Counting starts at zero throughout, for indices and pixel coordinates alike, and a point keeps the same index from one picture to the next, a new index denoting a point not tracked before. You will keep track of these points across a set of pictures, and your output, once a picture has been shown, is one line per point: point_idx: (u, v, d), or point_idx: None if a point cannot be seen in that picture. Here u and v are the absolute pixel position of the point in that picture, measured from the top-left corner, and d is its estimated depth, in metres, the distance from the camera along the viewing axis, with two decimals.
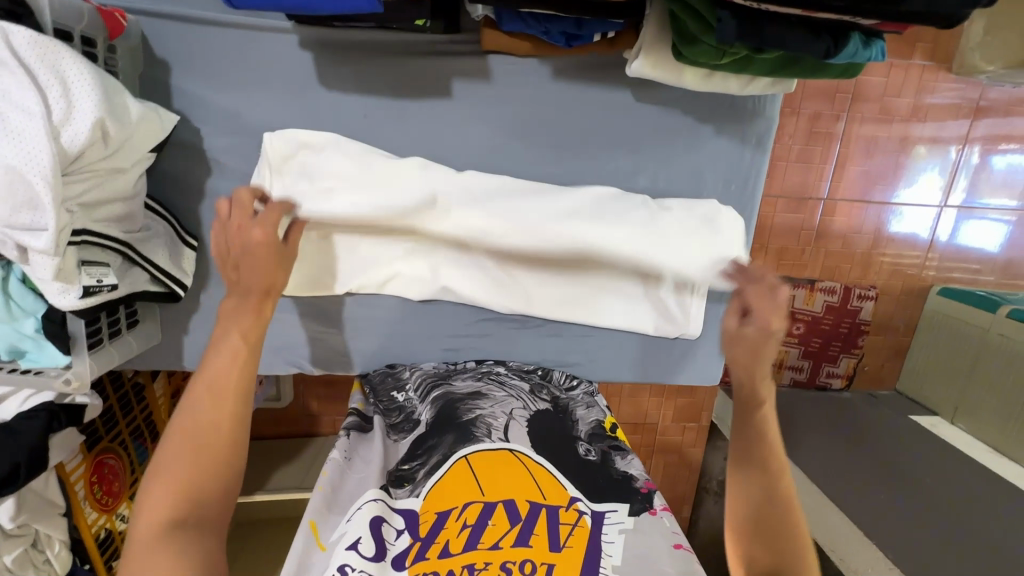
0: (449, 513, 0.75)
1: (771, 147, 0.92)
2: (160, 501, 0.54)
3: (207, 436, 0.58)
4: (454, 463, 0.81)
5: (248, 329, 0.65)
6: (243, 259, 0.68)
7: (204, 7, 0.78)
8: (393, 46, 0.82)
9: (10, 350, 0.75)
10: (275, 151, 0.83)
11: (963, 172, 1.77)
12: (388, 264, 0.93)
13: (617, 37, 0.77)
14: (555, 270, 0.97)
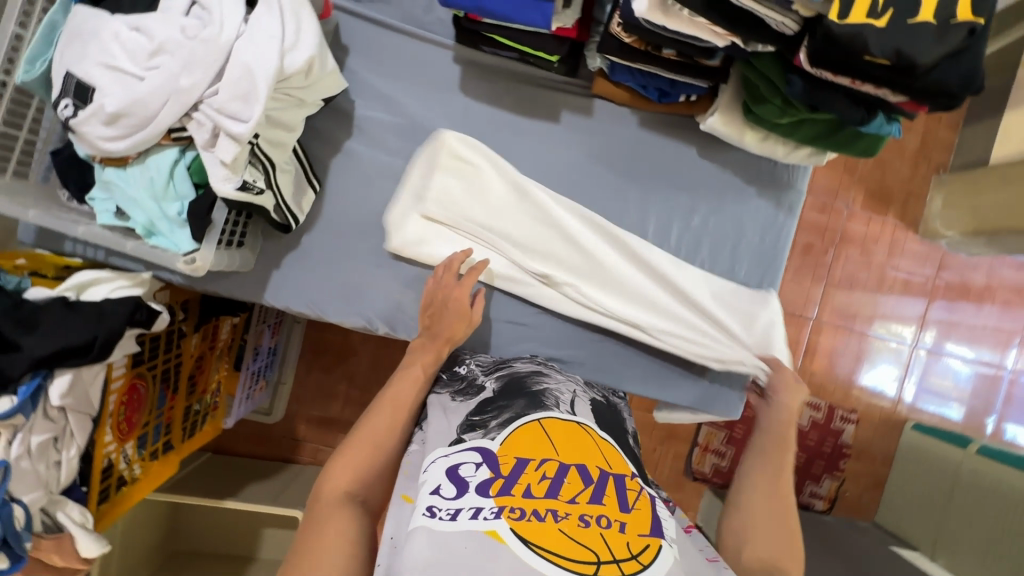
0: (529, 459, 0.66)
1: (800, 214, 1.12)
2: (339, 469, 0.73)
3: (378, 440, 0.76)
4: (527, 422, 0.71)
5: (427, 363, 0.86)
6: (444, 314, 0.91)
7: (390, 17, 1.02)
8: (524, 76, 1.05)
9: (147, 226, 0.85)
10: (439, 148, 1.02)
11: (920, 347, 2.01)
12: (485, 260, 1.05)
13: (697, 100, 1.01)
14: (620, 283, 1.09)
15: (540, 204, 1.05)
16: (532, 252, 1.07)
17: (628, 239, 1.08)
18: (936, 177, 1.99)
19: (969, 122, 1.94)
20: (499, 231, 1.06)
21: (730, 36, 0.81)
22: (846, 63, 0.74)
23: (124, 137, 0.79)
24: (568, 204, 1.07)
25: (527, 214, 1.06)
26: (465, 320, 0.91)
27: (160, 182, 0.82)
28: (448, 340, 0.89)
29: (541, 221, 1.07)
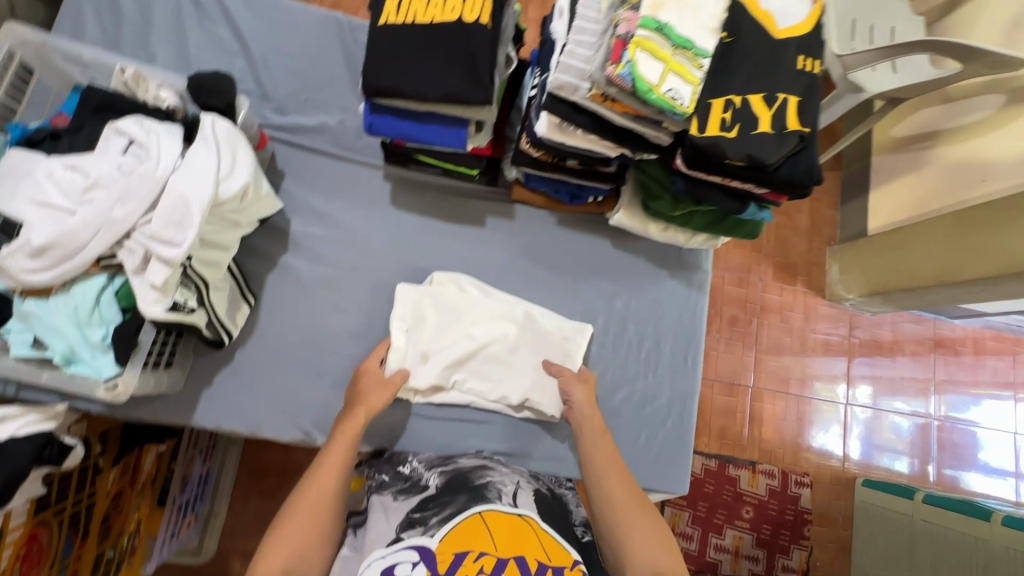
0: (467, 552, 0.66)
1: (710, 290, 1.24)
2: (278, 546, 0.70)
3: (322, 503, 0.74)
4: (466, 516, 0.71)
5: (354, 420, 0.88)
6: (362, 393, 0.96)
7: (323, 144, 1.12)
8: (449, 188, 1.16)
9: (66, 354, 0.83)
10: (399, 302, 1.06)
11: (853, 402, 2.13)
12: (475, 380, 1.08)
13: (603, 200, 1.15)
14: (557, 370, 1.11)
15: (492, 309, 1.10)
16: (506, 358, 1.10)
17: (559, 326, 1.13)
18: (830, 248, 2.22)
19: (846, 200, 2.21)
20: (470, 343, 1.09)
21: (619, 148, 0.96)
22: (712, 163, 0.89)
23: (49, 268, 0.79)
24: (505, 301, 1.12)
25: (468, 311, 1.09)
26: (389, 388, 0.97)
27: (85, 309, 0.82)
28: (366, 412, 0.91)
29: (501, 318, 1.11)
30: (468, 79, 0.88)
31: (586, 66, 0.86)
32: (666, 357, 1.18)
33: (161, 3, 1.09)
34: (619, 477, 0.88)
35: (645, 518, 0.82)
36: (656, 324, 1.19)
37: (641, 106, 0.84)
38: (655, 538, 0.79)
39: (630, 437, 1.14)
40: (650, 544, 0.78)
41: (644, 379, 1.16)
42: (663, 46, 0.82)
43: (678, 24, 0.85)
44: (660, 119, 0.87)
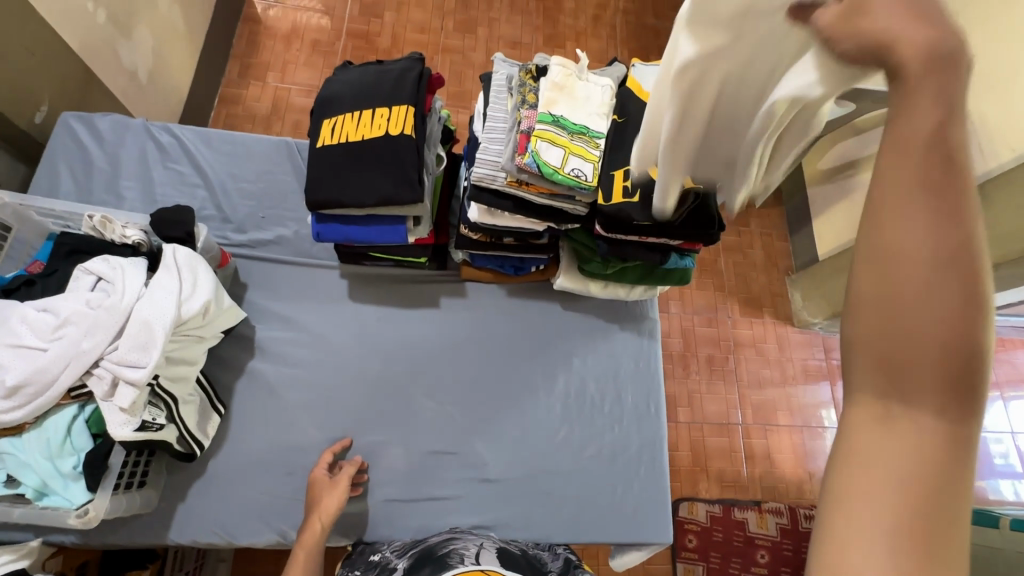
0: None
1: (661, 336, 1.30)
2: None
3: None
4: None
5: (305, 545, 0.94)
6: (314, 504, 0.99)
7: (282, 254, 1.22)
8: (403, 276, 1.25)
9: (38, 488, 0.86)
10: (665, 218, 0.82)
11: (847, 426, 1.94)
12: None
13: (545, 268, 1.25)
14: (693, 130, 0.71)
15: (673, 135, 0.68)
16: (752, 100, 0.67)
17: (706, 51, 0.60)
18: (789, 278, 2.13)
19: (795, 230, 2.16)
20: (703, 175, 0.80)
21: (544, 222, 1.06)
22: (626, 225, 0.99)
23: (20, 406, 0.85)
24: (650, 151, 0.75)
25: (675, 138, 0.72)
26: (340, 488, 1.00)
27: (56, 441, 0.86)
28: (321, 519, 0.97)
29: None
30: (399, 183, 0.99)
31: (499, 159, 0.98)
32: (629, 405, 1.23)
33: (128, 152, 1.23)
34: (907, 189, 0.30)
35: (938, 318, 0.30)
36: (616, 375, 1.25)
37: (552, 185, 0.96)
38: (935, 389, 0.30)
39: (605, 492, 1.15)
40: (907, 398, 0.31)
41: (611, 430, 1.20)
42: (560, 134, 0.95)
43: (571, 114, 0.98)
44: (572, 193, 0.98)
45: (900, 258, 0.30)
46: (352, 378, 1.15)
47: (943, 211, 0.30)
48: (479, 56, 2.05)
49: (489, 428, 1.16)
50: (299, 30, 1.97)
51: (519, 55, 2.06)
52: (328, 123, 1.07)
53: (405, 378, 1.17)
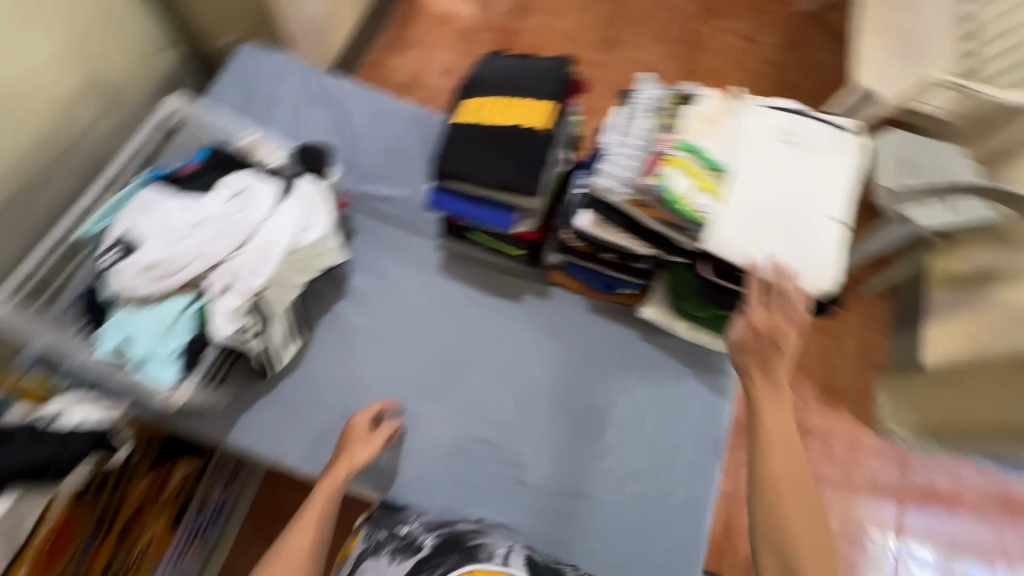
0: None
1: (734, 397, 1.23)
2: None
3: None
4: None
5: (330, 485, 0.96)
6: (348, 446, 1.02)
7: (391, 213, 1.29)
8: (494, 263, 1.27)
9: (141, 358, 0.94)
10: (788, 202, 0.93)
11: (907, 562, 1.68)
12: (809, 158, 0.97)
13: (634, 293, 1.22)
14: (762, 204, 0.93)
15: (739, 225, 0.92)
16: (800, 221, 0.92)
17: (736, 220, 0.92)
18: (879, 378, 1.85)
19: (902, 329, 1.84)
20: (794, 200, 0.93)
21: (649, 247, 1.04)
22: (731, 270, 0.97)
23: (149, 284, 0.95)
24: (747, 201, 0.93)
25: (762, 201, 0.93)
26: (374, 441, 1.03)
27: (166, 324, 0.95)
28: (349, 463, 1.00)
29: (736, 218, 0.92)
30: (521, 174, 1.02)
31: (624, 174, 0.97)
32: (682, 457, 1.17)
33: (286, 89, 1.34)
34: (781, 482, 0.73)
35: (801, 546, 0.70)
36: (678, 419, 1.20)
37: (670, 214, 0.93)
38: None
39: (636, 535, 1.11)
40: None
41: (659, 475, 1.15)
42: (695, 164, 0.93)
43: (712, 148, 0.95)
44: (687, 227, 0.95)
45: (781, 521, 0.72)
46: (422, 346, 1.19)
47: (804, 500, 0.73)
48: (614, 75, 2.06)
49: (536, 434, 1.15)
50: (452, 15, 2.07)
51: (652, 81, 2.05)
52: (470, 103, 1.12)
53: (471, 358, 1.19)
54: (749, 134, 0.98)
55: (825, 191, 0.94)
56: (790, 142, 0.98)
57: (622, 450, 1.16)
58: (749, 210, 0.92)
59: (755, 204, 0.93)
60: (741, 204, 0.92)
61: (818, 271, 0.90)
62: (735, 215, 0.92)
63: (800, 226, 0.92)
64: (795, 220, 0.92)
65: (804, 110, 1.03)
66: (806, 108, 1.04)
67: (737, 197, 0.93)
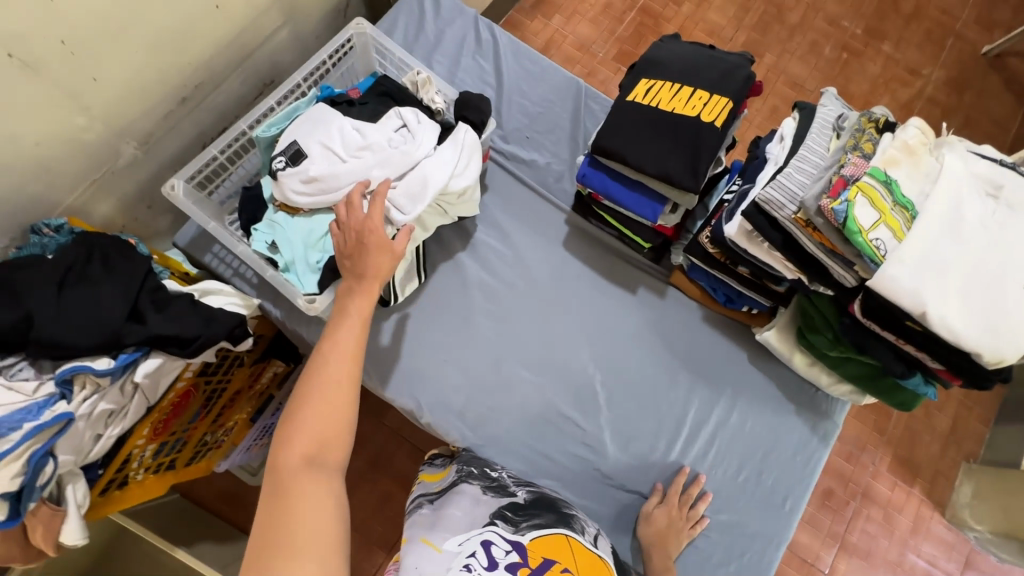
0: (553, 562, 0.83)
1: (833, 446, 1.17)
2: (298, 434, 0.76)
3: (337, 400, 0.79)
4: (558, 534, 0.87)
5: (363, 307, 0.86)
6: (360, 249, 0.88)
7: (527, 176, 1.29)
8: (617, 250, 1.25)
9: (286, 262, 1.01)
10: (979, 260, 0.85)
11: None
12: (1013, 219, 0.88)
13: (756, 314, 1.17)
14: (953, 255, 0.84)
15: (926, 270, 0.83)
16: (992, 285, 0.84)
17: (922, 264, 0.83)
18: (965, 465, 1.67)
19: (1007, 420, 1.65)
20: (987, 260, 0.85)
21: (798, 273, 0.98)
22: (891, 318, 0.90)
23: (310, 195, 1.00)
24: (939, 247, 0.84)
25: (953, 252, 0.84)
26: (389, 252, 0.88)
27: (316, 235, 1.01)
28: (375, 278, 0.87)
29: (925, 263, 0.83)
30: (685, 167, 0.98)
31: (801, 190, 0.91)
32: (763, 489, 1.13)
33: (453, 32, 1.35)
34: None
35: None
36: (770, 452, 1.15)
37: (842, 243, 0.88)
38: None
39: (698, 551, 1.10)
40: None
41: (735, 502, 1.12)
42: (885, 197, 0.86)
43: (904, 183, 0.89)
44: (855, 261, 0.89)
45: None
46: (530, 313, 1.19)
47: None
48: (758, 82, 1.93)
49: (621, 427, 1.14)
50: None
51: (797, 95, 1.90)
52: (646, 82, 1.08)
53: (574, 337, 1.19)
54: (953, 177, 0.88)
55: (1021, 259, 0.85)
56: (994, 198, 0.89)
57: (703, 466, 1.13)
58: (938, 257, 0.84)
59: (946, 252, 0.84)
60: (931, 250, 0.84)
61: (1003, 342, 0.82)
62: (922, 258, 0.83)
63: (990, 290, 0.83)
64: (987, 283, 0.84)
65: (1012, 166, 0.93)
66: (1010, 162, 0.95)
67: (931, 243, 0.84)
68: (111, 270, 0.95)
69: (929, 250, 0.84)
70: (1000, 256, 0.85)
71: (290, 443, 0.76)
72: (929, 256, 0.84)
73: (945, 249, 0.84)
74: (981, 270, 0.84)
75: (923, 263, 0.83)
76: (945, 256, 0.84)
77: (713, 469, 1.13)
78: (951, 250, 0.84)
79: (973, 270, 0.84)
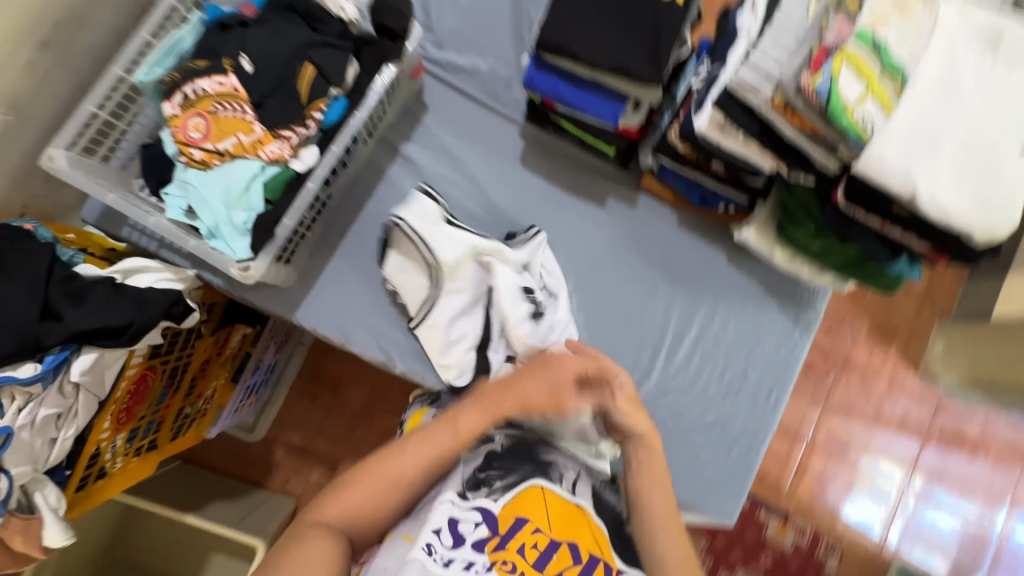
0: (526, 522, 0.76)
1: (814, 335, 1.16)
2: (342, 499, 0.71)
3: (398, 479, 0.73)
4: (531, 487, 0.79)
5: (476, 419, 0.77)
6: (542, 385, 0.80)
7: (471, 87, 1.13)
8: (580, 161, 1.14)
9: (210, 228, 0.89)
10: (974, 125, 0.76)
11: (907, 499, 1.66)
12: (1014, 71, 0.77)
13: (734, 212, 1.10)
14: (945, 124, 0.75)
15: (915, 149, 0.75)
16: (987, 153, 0.76)
17: (911, 141, 0.75)
18: (939, 322, 1.70)
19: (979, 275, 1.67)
20: (982, 126, 0.76)
21: (778, 164, 0.89)
22: (876, 204, 0.83)
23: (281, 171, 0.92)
24: (930, 119, 0.75)
25: (945, 122, 0.75)
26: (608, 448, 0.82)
27: (235, 191, 0.88)
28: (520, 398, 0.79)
29: (915, 139, 0.75)
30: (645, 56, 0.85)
31: (776, 71, 0.80)
32: (748, 385, 1.13)
33: None
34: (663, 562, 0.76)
35: None
36: (753, 349, 1.14)
37: (823, 124, 0.78)
38: None
39: (688, 451, 1.11)
40: None
41: (721, 402, 1.12)
42: (872, 66, 0.76)
43: (895, 44, 0.77)
44: (838, 144, 0.80)
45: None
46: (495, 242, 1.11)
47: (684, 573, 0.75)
48: None
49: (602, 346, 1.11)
50: None
51: None
52: None
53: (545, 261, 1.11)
54: (948, 30, 0.77)
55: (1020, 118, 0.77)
56: (996, 48, 0.78)
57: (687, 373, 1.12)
58: (929, 130, 0.75)
59: (938, 125, 0.75)
60: (921, 123, 0.75)
61: (995, 216, 0.76)
62: (911, 134, 0.75)
63: (983, 160, 0.76)
64: (982, 152, 0.76)
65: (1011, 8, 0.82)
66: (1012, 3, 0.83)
67: (921, 114, 0.75)
68: (11, 265, 0.84)
69: (919, 123, 0.75)
70: (997, 118, 0.77)
71: (328, 508, 0.71)
72: (918, 131, 0.75)
73: (936, 120, 0.75)
74: (974, 140, 0.76)
75: (912, 141, 0.75)
76: (936, 127, 0.75)
77: (698, 374, 1.12)
78: (943, 121, 0.75)
79: (965, 141, 0.76)
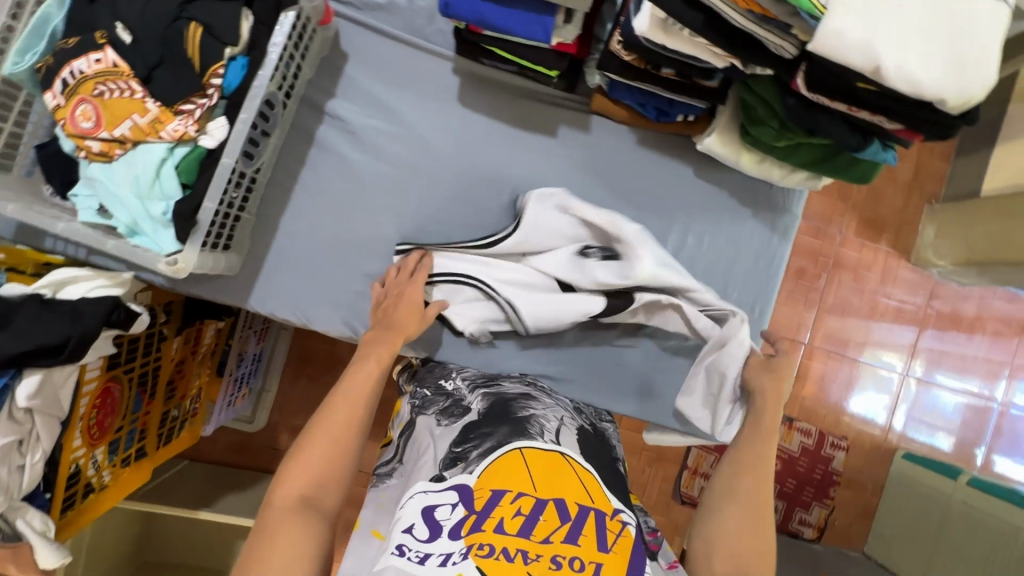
0: (505, 493, 0.70)
1: (793, 240, 1.11)
2: (295, 476, 0.70)
3: (337, 435, 0.74)
4: (508, 452, 0.74)
5: (382, 356, 0.83)
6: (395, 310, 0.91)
7: (391, 25, 1.02)
8: (523, 90, 1.05)
9: (129, 225, 0.84)
10: None
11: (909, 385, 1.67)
12: None
13: (694, 120, 1.01)
14: None
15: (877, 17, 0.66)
16: (955, 10, 0.68)
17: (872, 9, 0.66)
18: (928, 207, 1.65)
19: (966, 150, 1.59)
20: None
21: (729, 57, 0.81)
22: (837, 86, 0.75)
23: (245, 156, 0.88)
24: None
25: None
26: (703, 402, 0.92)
27: (145, 180, 0.81)
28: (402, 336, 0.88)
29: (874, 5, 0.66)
30: None
31: None
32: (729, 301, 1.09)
33: None
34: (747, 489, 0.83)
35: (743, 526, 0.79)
36: (732, 263, 1.09)
37: None
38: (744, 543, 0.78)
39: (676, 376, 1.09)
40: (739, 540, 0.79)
41: None
42: None
43: None
44: (790, 22, 0.71)
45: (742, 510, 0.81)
46: (445, 192, 1.04)
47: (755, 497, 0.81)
48: None
49: None
50: None
51: None
52: None
53: (501, 207, 1.05)
54: None
55: None
56: None
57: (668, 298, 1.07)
58: None
59: None
60: None
61: (969, 78, 0.68)
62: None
63: (951, 18, 0.68)
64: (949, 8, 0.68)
65: None
66: None
67: None
68: None
69: None
70: None
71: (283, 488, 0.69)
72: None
73: None
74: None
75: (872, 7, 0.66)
76: None
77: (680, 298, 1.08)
78: None
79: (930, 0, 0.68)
